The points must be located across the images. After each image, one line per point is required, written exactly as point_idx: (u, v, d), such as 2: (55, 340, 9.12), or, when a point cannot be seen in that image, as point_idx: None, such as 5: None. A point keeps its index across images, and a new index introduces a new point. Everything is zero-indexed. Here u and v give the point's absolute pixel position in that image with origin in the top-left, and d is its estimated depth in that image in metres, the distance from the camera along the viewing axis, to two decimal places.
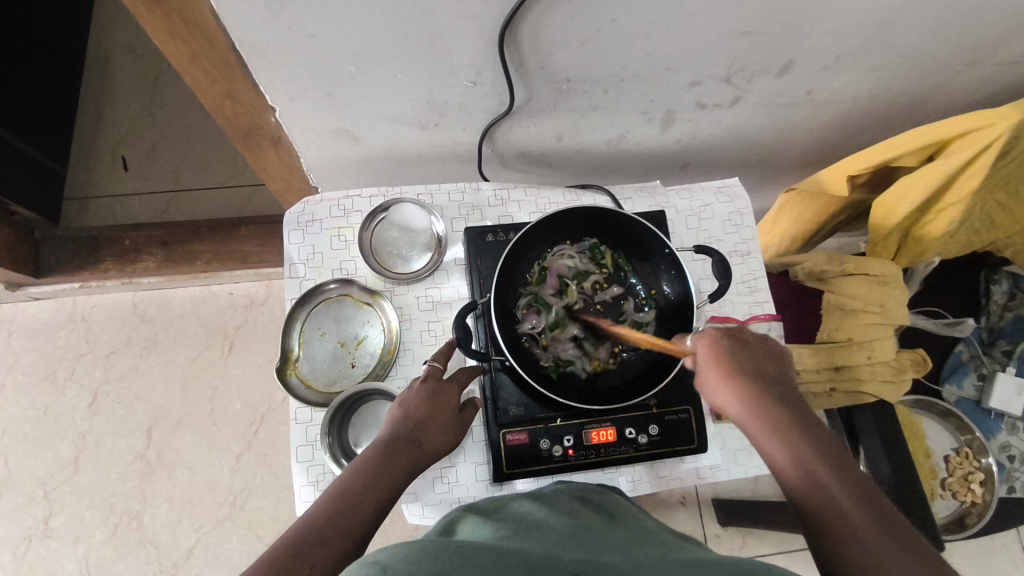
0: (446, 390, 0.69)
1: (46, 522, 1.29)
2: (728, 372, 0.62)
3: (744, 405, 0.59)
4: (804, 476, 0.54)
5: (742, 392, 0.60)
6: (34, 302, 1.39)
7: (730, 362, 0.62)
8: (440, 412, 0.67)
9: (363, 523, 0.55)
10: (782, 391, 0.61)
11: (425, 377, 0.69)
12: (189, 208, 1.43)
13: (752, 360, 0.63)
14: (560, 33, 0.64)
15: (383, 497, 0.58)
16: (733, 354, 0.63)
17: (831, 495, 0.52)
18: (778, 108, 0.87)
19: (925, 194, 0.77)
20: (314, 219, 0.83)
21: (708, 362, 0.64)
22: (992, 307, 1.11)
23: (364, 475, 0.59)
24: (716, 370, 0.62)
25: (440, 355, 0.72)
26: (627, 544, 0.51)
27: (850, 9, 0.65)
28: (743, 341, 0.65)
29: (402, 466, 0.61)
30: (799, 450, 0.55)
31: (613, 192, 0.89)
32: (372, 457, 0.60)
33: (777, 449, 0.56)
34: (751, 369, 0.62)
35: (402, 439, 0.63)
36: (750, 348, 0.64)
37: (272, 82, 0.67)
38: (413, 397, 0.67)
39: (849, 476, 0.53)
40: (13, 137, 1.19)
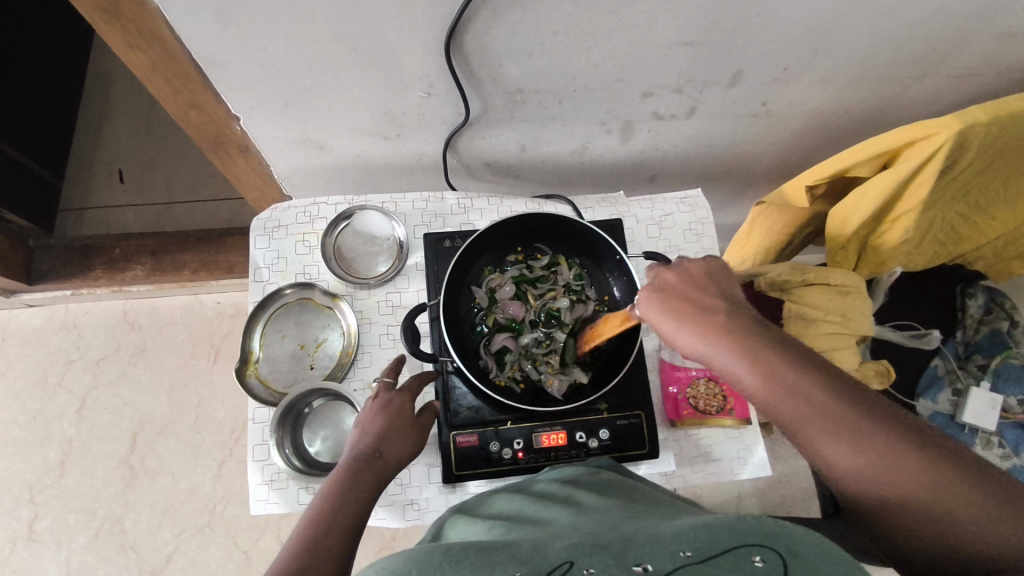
0: (398, 399, 0.70)
1: (30, 526, 1.31)
2: (681, 311, 0.57)
3: (713, 343, 0.55)
4: (799, 404, 0.50)
5: (705, 331, 0.55)
6: (28, 308, 1.43)
7: (682, 304, 0.58)
8: (398, 424, 0.67)
9: (343, 545, 0.53)
10: (741, 312, 0.57)
11: (376, 393, 0.70)
12: (180, 220, 1.47)
13: (698, 290, 0.59)
14: (505, 46, 0.66)
15: (358, 513, 0.57)
16: (680, 295, 0.59)
17: (833, 417, 0.49)
18: (736, 120, 0.88)
19: (876, 202, 0.78)
20: (280, 225, 0.85)
21: (658, 309, 0.59)
22: (970, 321, 1.12)
23: (333, 498, 0.57)
24: (670, 316, 0.58)
25: (390, 371, 0.74)
26: (620, 521, 0.50)
27: (788, 21, 0.67)
28: (681, 274, 0.60)
29: (370, 482, 0.60)
30: (804, 393, 0.50)
31: (574, 201, 0.90)
32: (337, 478, 0.59)
33: (763, 382, 0.52)
34: (701, 302, 0.58)
35: (364, 456, 0.62)
36: (690, 281, 0.60)
37: (231, 91, 0.70)
38: (368, 415, 0.68)
39: (843, 383, 0.51)
40: (8, 148, 1.24)
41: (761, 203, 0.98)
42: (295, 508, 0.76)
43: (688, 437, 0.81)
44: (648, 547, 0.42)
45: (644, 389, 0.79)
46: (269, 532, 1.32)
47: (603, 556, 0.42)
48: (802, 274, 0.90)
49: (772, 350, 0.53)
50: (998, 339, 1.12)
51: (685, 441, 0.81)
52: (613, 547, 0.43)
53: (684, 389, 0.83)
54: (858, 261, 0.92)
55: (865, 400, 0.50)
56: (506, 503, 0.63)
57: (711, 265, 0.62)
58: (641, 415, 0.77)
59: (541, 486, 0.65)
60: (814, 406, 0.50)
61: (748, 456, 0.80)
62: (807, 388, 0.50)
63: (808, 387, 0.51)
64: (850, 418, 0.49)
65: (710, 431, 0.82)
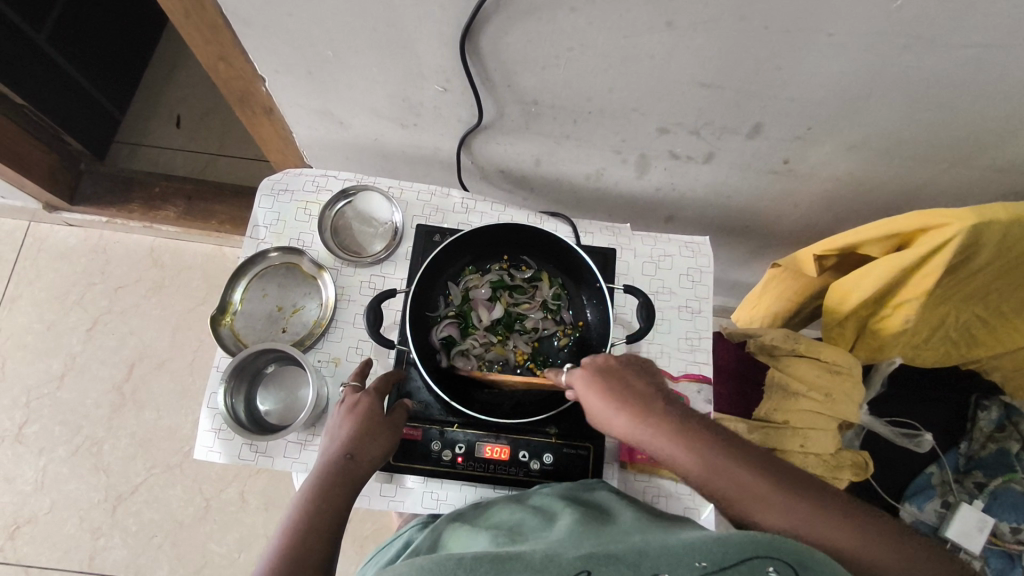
0: (367, 399, 0.69)
1: (20, 427, 1.37)
2: (617, 403, 0.58)
3: (644, 425, 0.57)
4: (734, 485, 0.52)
5: (637, 415, 0.57)
6: (67, 227, 1.51)
7: (615, 385, 0.59)
8: (370, 428, 0.67)
9: (322, 552, 0.57)
10: (669, 399, 0.59)
11: (345, 397, 0.70)
12: (222, 172, 1.54)
13: (631, 372, 0.61)
14: (520, 54, 0.67)
15: (333, 520, 0.60)
16: (613, 377, 0.60)
17: (769, 494, 0.52)
18: (756, 173, 0.86)
19: (877, 284, 0.75)
20: (287, 189, 0.88)
21: (592, 387, 0.60)
22: (977, 434, 1.05)
23: (309, 506, 0.60)
24: (604, 397, 0.59)
25: (355, 375, 0.73)
26: (626, 531, 0.53)
27: (809, 79, 0.65)
28: (615, 357, 0.63)
29: (346, 485, 0.63)
30: (735, 476, 0.53)
31: (576, 224, 0.90)
32: (313, 484, 0.62)
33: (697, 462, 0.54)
34: (632, 386, 0.60)
35: (336, 461, 0.64)
36: (624, 363, 0.62)
37: (258, 51, 0.73)
38: (337, 419, 0.68)
39: (772, 462, 0.54)
40: (78, 74, 1.33)
41: (776, 266, 0.96)
42: (234, 462, 0.77)
43: (636, 481, 0.79)
44: (662, 556, 0.46)
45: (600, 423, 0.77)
46: (233, 486, 1.35)
47: (619, 564, 0.45)
48: (792, 343, 0.87)
49: (701, 435, 0.55)
50: (1003, 460, 1.04)
51: (632, 484, 0.79)
52: (627, 552, 0.46)
53: None
54: (856, 342, 0.88)
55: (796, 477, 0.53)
56: (504, 515, 0.63)
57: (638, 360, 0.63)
58: (590, 448, 0.76)
59: (539, 502, 0.65)
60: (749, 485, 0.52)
61: (696, 515, 0.77)
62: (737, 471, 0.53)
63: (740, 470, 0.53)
64: (783, 496, 0.52)
65: (660, 480, 0.79)
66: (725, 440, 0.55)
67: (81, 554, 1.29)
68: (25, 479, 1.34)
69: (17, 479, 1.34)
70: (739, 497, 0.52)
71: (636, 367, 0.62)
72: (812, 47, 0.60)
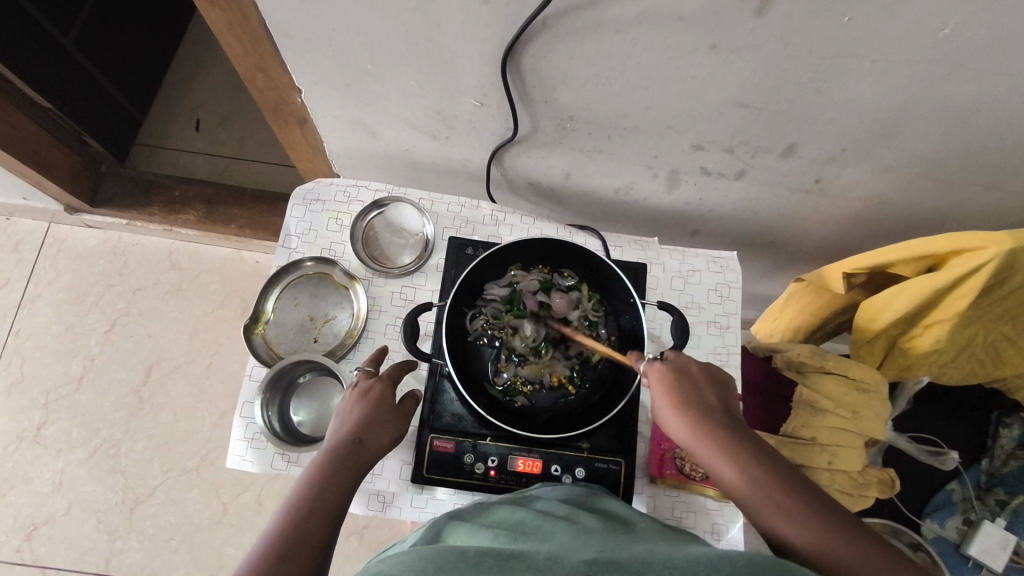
0: (379, 385, 0.69)
1: (38, 429, 1.37)
2: (679, 402, 0.61)
3: (698, 431, 0.59)
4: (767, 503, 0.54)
5: (695, 420, 0.60)
6: (86, 229, 1.51)
7: (682, 387, 0.62)
8: (379, 414, 0.67)
9: (320, 534, 0.57)
10: (733, 414, 0.61)
11: (358, 381, 0.69)
12: (243, 176, 1.54)
13: (703, 380, 0.63)
14: (561, 72, 0.67)
15: (334, 504, 0.59)
16: (682, 378, 0.63)
17: (801, 520, 0.53)
18: (786, 191, 0.86)
19: (910, 303, 0.75)
20: (319, 200, 0.88)
21: (660, 387, 0.63)
22: (998, 451, 1.04)
23: (313, 485, 0.60)
24: (667, 394, 0.62)
25: (371, 360, 0.73)
26: (633, 544, 0.51)
27: (850, 102, 0.65)
28: (690, 361, 0.65)
29: (351, 469, 0.62)
30: (772, 496, 0.55)
31: (605, 237, 0.90)
32: (318, 467, 0.61)
33: (737, 478, 0.56)
34: (701, 393, 0.62)
35: (344, 445, 0.63)
36: (698, 369, 0.64)
37: (297, 64, 0.73)
38: (348, 402, 0.67)
39: (813, 492, 0.55)
40: (101, 77, 1.33)
41: (801, 281, 0.96)
42: (267, 471, 0.77)
43: (666, 497, 0.79)
44: (666, 563, 0.44)
45: (631, 438, 0.78)
46: (250, 490, 1.36)
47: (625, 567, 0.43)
48: (820, 360, 0.88)
49: (752, 453, 0.57)
50: None
51: (661, 500, 0.79)
52: (631, 561, 0.44)
53: (674, 448, 0.80)
54: (884, 360, 0.89)
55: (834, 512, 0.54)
56: (506, 512, 0.60)
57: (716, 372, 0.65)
58: (622, 462, 0.76)
59: (545, 505, 0.62)
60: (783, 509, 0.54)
61: (724, 531, 0.78)
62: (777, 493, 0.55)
63: (778, 493, 0.55)
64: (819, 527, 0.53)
65: (689, 496, 0.79)
66: (774, 463, 0.57)
67: (97, 555, 1.29)
68: (43, 480, 1.34)
69: (34, 480, 1.33)
70: (771, 518, 0.54)
71: (711, 377, 0.64)
72: (855, 72, 0.61)
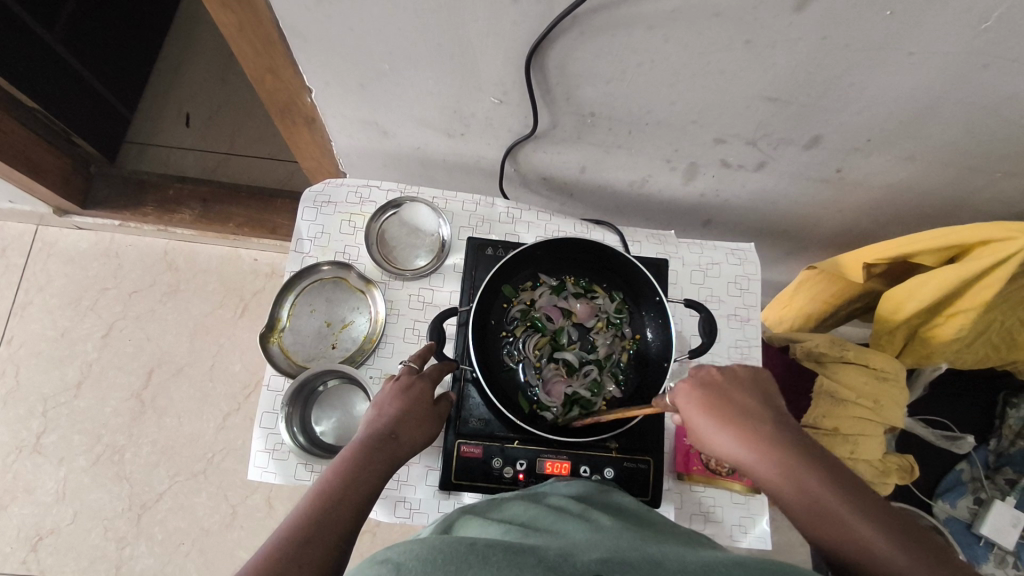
0: (420, 383, 0.67)
1: (37, 438, 1.32)
2: (716, 418, 0.57)
3: (748, 448, 0.54)
4: (836, 527, 0.49)
5: (742, 436, 0.55)
6: (76, 230, 1.45)
7: (720, 407, 0.57)
8: (415, 407, 0.65)
9: (350, 520, 0.52)
10: (780, 424, 0.56)
11: (397, 376, 0.68)
12: (237, 173, 1.50)
13: (742, 389, 0.59)
14: (587, 69, 0.65)
15: (366, 496, 0.55)
16: (718, 397, 0.58)
17: (876, 544, 0.47)
18: (804, 181, 0.86)
19: (936, 294, 0.75)
20: (330, 201, 0.86)
21: (694, 404, 0.58)
22: (1005, 432, 1.10)
23: (345, 474, 0.55)
24: (704, 415, 0.58)
25: (417, 357, 0.70)
26: (648, 541, 0.44)
27: (881, 93, 0.64)
28: (720, 372, 0.60)
29: (382, 460, 0.59)
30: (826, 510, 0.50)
31: (623, 232, 0.89)
32: (348, 456, 0.58)
33: (799, 497, 0.51)
34: (740, 406, 0.57)
35: (379, 437, 0.60)
36: (733, 378, 0.60)
37: (310, 64, 0.70)
38: (386, 396, 0.65)
39: (883, 509, 0.50)
40: (85, 72, 1.27)
41: (813, 269, 0.94)
42: (290, 482, 0.76)
43: (692, 493, 0.79)
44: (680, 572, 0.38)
45: (658, 437, 0.77)
46: (258, 492, 1.32)
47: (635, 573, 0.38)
48: (840, 350, 0.88)
49: (807, 473, 0.52)
50: None
51: (688, 496, 0.79)
52: (646, 564, 0.39)
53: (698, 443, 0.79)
54: (903, 349, 0.89)
55: (909, 530, 0.48)
56: (519, 508, 0.53)
57: (750, 376, 0.60)
58: (650, 461, 0.76)
59: (556, 499, 0.56)
60: (855, 532, 0.48)
61: (750, 525, 0.78)
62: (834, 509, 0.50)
63: (844, 513, 0.49)
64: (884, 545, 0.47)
65: (716, 491, 0.79)
66: (831, 474, 0.52)
67: (107, 563, 1.26)
68: (46, 490, 1.29)
69: (36, 490, 1.29)
70: (842, 547, 0.48)
71: (747, 382, 0.59)
72: (889, 65, 0.60)
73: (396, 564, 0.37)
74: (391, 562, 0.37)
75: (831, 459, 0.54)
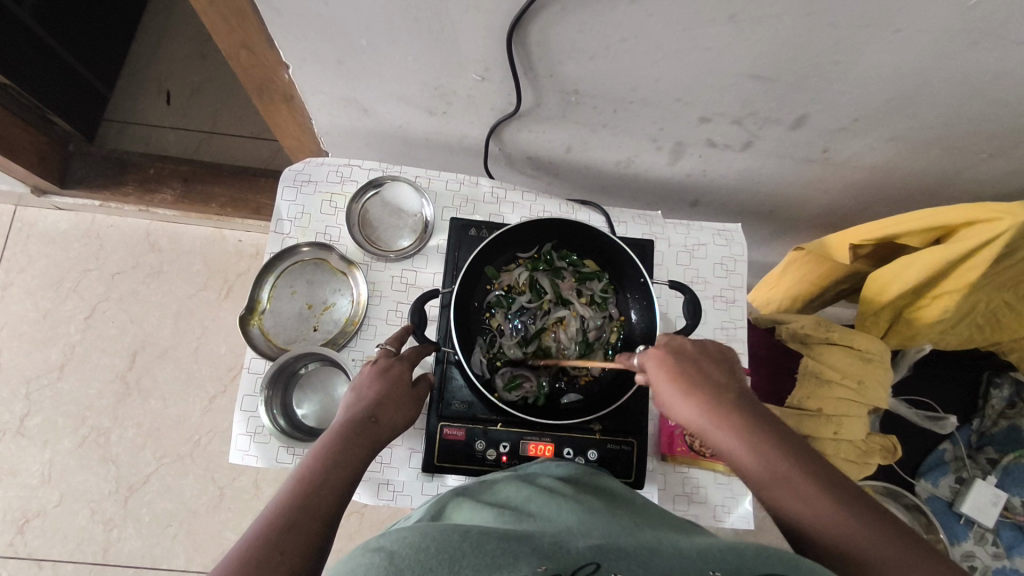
0: (399, 366, 0.67)
1: (21, 420, 1.31)
2: (681, 380, 0.58)
3: (710, 416, 0.56)
4: (783, 485, 0.50)
5: (703, 401, 0.56)
6: (56, 210, 1.42)
7: (686, 371, 0.59)
8: (396, 390, 0.64)
9: (333, 505, 0.52)
10: (740, 393, 0.58)
11: (375, 359, 0.67)
12: (220, 152, 1.47)
13: (708, 360, 0.61)
14: (569, 45, 0.64)
15: (348, 478, 0.55)
16: (685, 363, 0.60)
17: (819, 505, 0.49)
18: (791, 161, 0.85)
19: (921, 275, 0.75)
20: (310, 180, 0.84)
21: (660, 372, 0.60)
22: (988, 411, 1.12)
23: (327, 458, 0.55)
24: (669, 379, 0.59)
25: (394, 338, 0.69)
26: (638, 526, 0.44)
27: (869, 71, 0.63)
28: (688, 343, 0.62)
29: (365, 445, 0.58)
30: (778, 465, 0.51)
31: (609, 213, 0.88)
32: (327, 441, 0.57)
33: (750, 458, 0.52)
34: (705, 373, 0.59)
35: (360, 421, 0.60)
36: (701, 352, 0.62)
37: (284, 39, 0.68)
38: (364, 379, 0.65)
39: (831, 475, 0.51)
40: (60, 47, 1.24)
41: (800, 250, 0.93)
42: (272, 465, 0.75)
43: (676, 474, 0.80)
44: (675, 560, 0.37)
45: (642, 418, 0.77)
46: (246, 474, 1.32)
47: (629, 561, 0.37)
48: (825, 332, 0.87)
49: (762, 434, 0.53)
50: (1014, 436, 1.10)
51: (672, 477, 0.80)
52: (640, 550, 0.38)
53: (685, 427, 0.78)
54: (888, 330, 0.89)
55: (855, 495, 0.49)
56: (512, 490, 0.52)
57: (715, 352, 0.62)
58: (633, 443, 0.76)
59: (549, 481, 0.55)
60: (799, 491, 0.50)
61: (733, 506, 0.78)
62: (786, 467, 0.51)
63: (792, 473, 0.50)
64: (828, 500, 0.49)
65: (700, 472, 0.80)
66: (785, 437, 0.54)
67: (95, 545, 1.26)
68: (31, 473, 1.29)
69: (21, 473, 1.28)
70: (786, 504, 0.50)
71: (714, 355, 0.61)
72: (877, 43, 0.59)
73: (388, 553, 0.37)
74: (382, 551, 0.37)
75: (788, 429, 0.55)
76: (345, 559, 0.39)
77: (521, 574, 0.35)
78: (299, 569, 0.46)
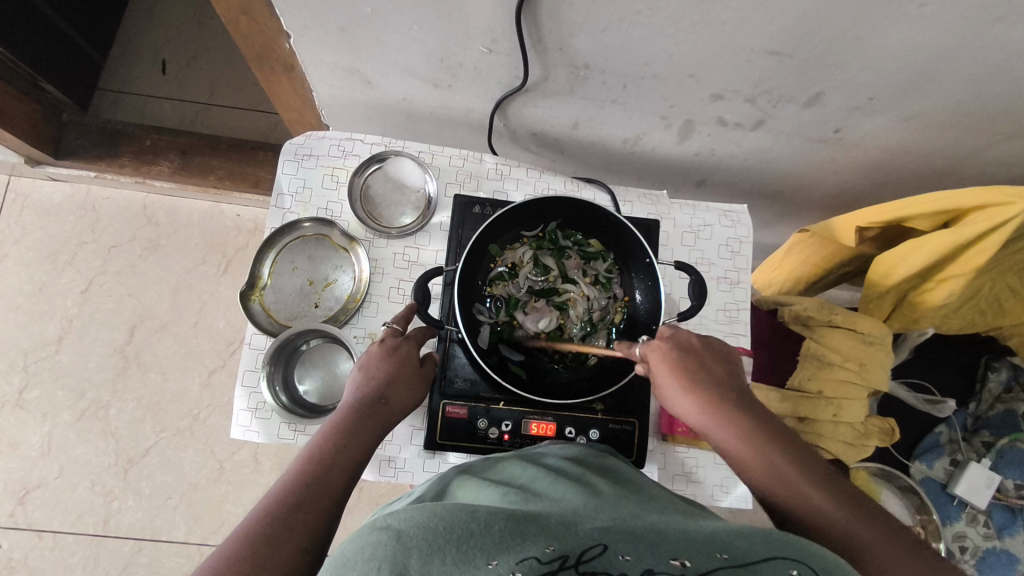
0: (406, 346, 0.66)
1: (19, 394, 1.31)
2: (683, 374, 0.60)
3: (708, 409, 0.58)
4: (774, 479, 0.52)
5: (703, 398, 0.59)
6: (50, 182, 1.40)
7: (688, 364, 0.61)
8: (404, 370, 0.64)
9: (341, 485, 0.52)
10: (739, 390, 0.60)
11: (382, 339, 0.66)
12: (217, 124, 1.44)
13: (711, 359, 0.62)
14: (580, 17, 0.62)
15: (359, 458, 0.55)
16: (687, 357, 0.62)
17: (815, 498, 0.50)
18: (801, 141, 0.84)
19: (926, 259, 0.75)
20: (312, 154, 0.83)
21: (664, 362, 0.62)
22: (986, 395, 1.14)
23: (337, 438, 0.55)
24: (671, 372, 0.61)
25: (400, 318, 0.69)
26: (645, 508, 0.44)
27: (886, 48, 0.62)
28: (697, 338, 0.64)
29: (373, 425, 0.58)
30: (767, 456, 0.53)
31: (614, 191, 0.87)
32: (338, 421, 0.57)
33: (744, 448, 0.55)
34: (707, 368, 0.61)
35: (369, 402, 0.59)
36: (706, 346, 0.63)
37: (287, 6, 0.66)
38: (371, 358, 0.64)
39: (819, 468, 0.53)
40: (51, 12, 1.20)
41: (804, 232, 0.93)
42: (274, 441, 0.75)
43: (676, 453, 0.80)
44: (682, 544, 0.37)
45: (643, 398, 0.78)
46: (246, 448, 1.33)
47: (637, 543, 0.37)
48: (828, 314, 0.87)
49: (759, 429, 0.56)
50: (1010, 420, 1.11)
51: (671, 456, 0.80)
52: (648, 533, 0.38)
53: None
54: (891, 314, 0.90)
55: (849, 493, 0.51)
56: (516, 470, 0.52)
57: (717, 350, 0.64)
58: (635, 423, 0.76)
59: (551, 461, 0.55)
60: (793, 486, 0.51)
61: (732, 485, 0.79)
62: (775, 458, 0.53)
63: (787, 468, 0.52)
64: (809, 487, 0.51)
65: (700, 452, 0.80)
66: (781, 434, 0.56)
67: (95, 517, 1.26)
68: (30, 445, 1.29)
69: (20, 445, 1.28)
70: (779, 496, 0.51)
71: (718, 352, 0.63)
72: (898, 17, 0.57)
73: (396, 531, 0.37)
74: (391, 529, 0.37)
75: (786, 429, 0.57)
76: (352, 537, 0.38)
77: (531, 554, 0.35)
78: (308, 547, 0.47)
